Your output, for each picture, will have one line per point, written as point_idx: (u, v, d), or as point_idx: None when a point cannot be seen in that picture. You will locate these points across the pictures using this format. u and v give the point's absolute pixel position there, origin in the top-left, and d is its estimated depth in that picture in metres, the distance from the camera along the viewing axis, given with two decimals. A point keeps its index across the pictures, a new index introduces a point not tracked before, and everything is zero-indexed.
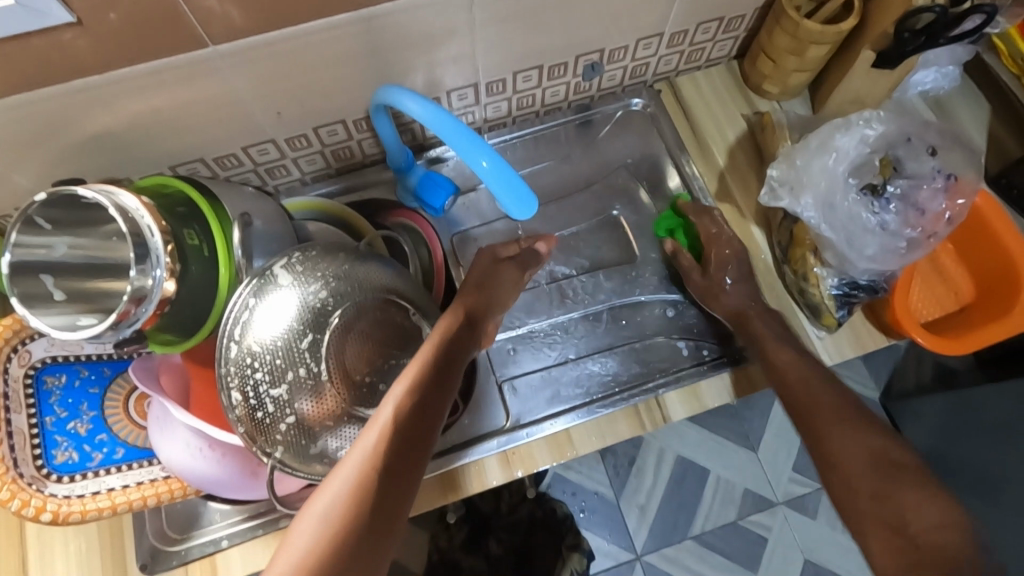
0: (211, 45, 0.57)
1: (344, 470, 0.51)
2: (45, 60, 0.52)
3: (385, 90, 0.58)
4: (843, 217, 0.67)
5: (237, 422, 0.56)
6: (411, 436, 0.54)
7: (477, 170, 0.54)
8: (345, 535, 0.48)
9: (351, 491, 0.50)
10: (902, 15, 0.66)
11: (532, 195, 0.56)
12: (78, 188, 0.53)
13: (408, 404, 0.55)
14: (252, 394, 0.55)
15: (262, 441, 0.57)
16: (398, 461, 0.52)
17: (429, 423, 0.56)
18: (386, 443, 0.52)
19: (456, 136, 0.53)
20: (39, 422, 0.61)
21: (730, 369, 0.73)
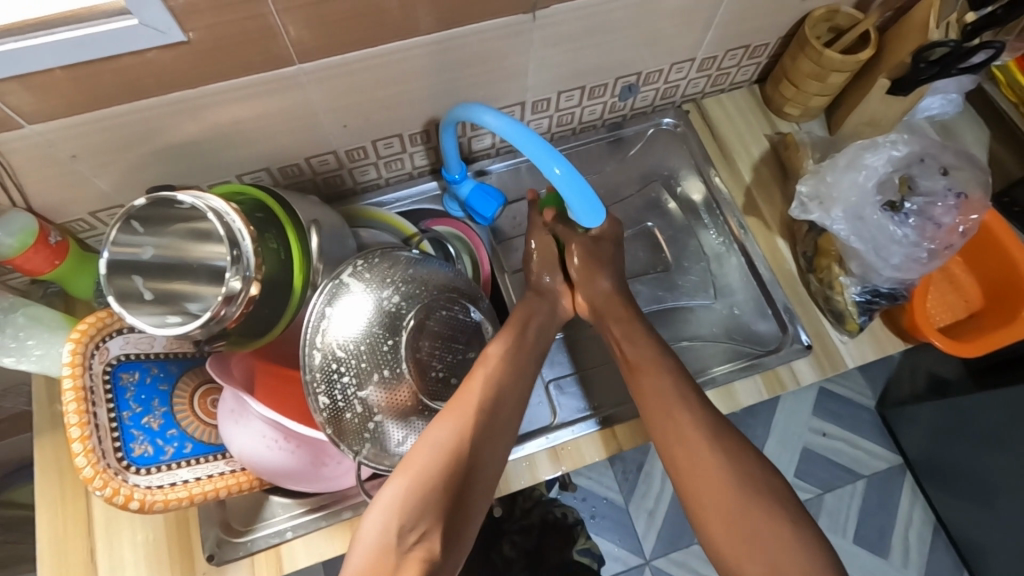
0: (297, 62, 0.61)
1: (449, 416, 0.60)
2: (150, 74, 0.56)
3: (462, 108, 0.63)
4: (869, 228, 0.73)
5: (325, 424, 0.59)
6: (501, 396, 0.64)
7: (551, 177, 0.58)
8: (449, 475, 0.57)
9: (455, 441, 0.58)
10: (918, 47, 0.73)
11: (597, 199, 0.60)
12: (177, 194, 0.57)
13: (501, 368, 0.65)
14: (340, 397, 0.59)
15: (348, 439, 0.61)
16: (490, 421, 0.62)
17: (512, 390, 0.65)
18: (483, 402, 0.62)
19: (532, 147, 0.57)
20: (118, 416, 0.64)
21: (761, 370, 0.77)
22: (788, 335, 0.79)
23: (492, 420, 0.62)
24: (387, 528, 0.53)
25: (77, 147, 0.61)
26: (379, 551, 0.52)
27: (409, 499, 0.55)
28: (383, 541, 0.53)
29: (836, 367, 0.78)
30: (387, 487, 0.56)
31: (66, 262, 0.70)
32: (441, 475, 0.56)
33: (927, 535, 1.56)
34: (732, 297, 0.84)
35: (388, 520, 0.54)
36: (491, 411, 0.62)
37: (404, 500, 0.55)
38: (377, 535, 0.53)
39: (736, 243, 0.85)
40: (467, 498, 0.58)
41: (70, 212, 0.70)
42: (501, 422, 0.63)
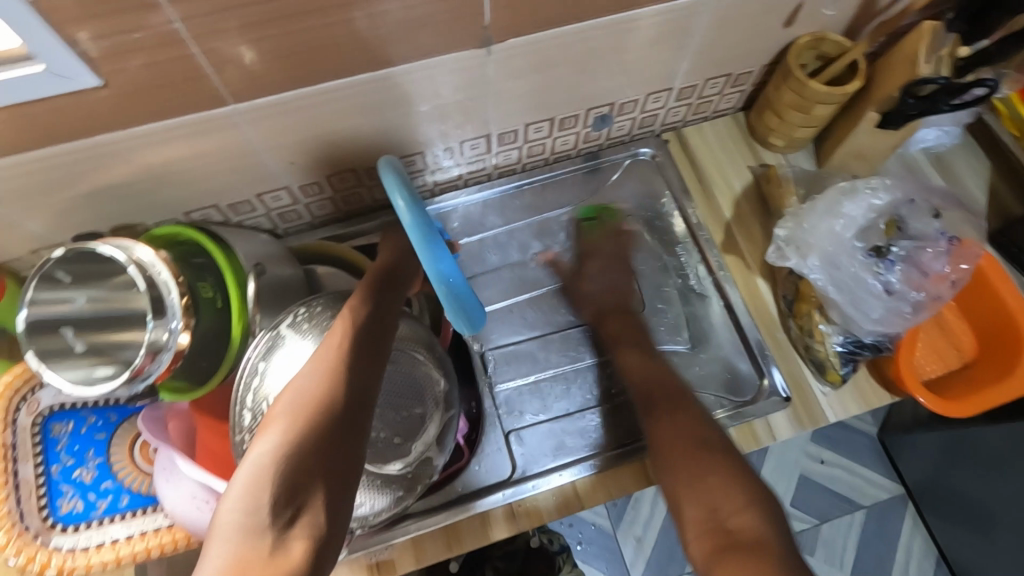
0: (232, 102, 0.58)
1: (316, 372, 0.50)
2: (70, 117, 0.53)
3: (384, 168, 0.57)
4: (848, 278, 0.68)
5: None
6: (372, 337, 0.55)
7: (441, 286, 0.55)
8: (320, 432, 0.47)
9: (320, 391, 0.49)
10: (906, 83, 0.68)
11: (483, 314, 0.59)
12: (96, 244, 0.54)
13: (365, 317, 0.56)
14: None
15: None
16: (363, 366, 0.52)
17: (386, 331, 0.57)
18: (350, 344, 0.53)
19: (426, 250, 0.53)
20: (45, 471, 0.62)
21: (737, 423, 0.73)
22: (765, 385, 0.74)
23: (368, 366, 0.53)
24: (249, 512, 0.42)
25: (1, 191, 0.58)
26: (245, 539, 0.41)
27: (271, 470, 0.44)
28: (249, 523, 0.42)
29: (816, 421, 0.73)
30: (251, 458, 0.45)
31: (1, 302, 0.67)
32: (308, 436, 0.46)
33: (928, 570, 1.50)
34: (712, 343, 0.79)
35: (254, 497, 0.43)
36: (360, 353, 0.53)
37: (267, 471, 0.44)
38: (240, 521, 0.42)
39: (716, 283, 0.80)
40: (351, 445, 0.48)
41: (8, 252, 0.67)
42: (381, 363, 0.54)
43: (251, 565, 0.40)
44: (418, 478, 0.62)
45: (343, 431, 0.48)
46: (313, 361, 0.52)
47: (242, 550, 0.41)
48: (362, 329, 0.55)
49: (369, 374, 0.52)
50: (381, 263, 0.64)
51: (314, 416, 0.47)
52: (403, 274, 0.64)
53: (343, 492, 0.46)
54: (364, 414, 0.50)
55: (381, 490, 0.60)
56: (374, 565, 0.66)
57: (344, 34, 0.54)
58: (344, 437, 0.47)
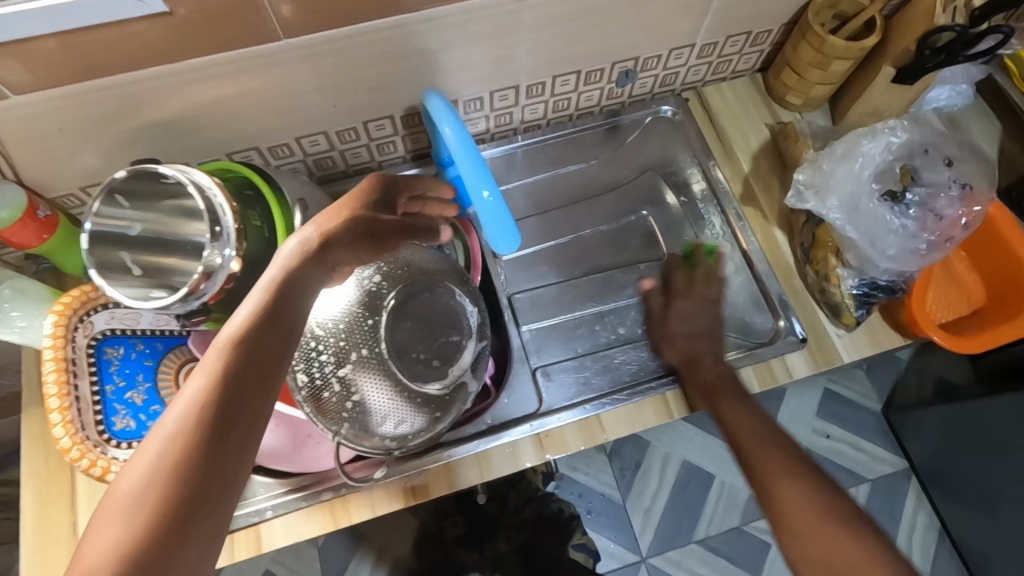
0: (283, 38, 0.61)
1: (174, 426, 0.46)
2: (132, 45, 0.56)
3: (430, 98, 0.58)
4: (865, 219, 0.71)
5: (303, 402, 0.61)
6: (244, 387, 0.49)
7: (479, 200, 0.53)
8: (168, 498, 0.44)
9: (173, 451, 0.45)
10: (923, 33, 0.71)
11: (519, 235, 0.55)
12: (159, 166, 0.57)
13: (243, 341, 0.50)
14: (318, 374, 0.61)
15: (328, 417, 0.62)
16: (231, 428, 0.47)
17: (267, 371, 0.50)
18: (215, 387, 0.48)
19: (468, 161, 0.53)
20: (101, 390, 0.64)
21: (755, 363, 0.76)
22: (782, 327, 0.77)
23: (238, 423, 0.48)
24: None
25: (63, 120, 0.61)
26: None
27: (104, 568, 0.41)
28: None
29: (830, 362, 0.76)
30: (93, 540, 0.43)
31: (55, 236, 0.70)
32: (153, 508, 0.44)
33: (930, 542, 1.52)
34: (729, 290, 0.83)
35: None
36: (226, 397, 0.48)
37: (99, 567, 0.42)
38: None
39: (733, 232, 0.83)
40: (203, 508, 0.45)
41: (61, 187, 0.70)
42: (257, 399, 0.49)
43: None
44: (451, 403, 0.65)
45: (196, 514, 0.45)
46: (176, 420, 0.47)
47: None
48: (232, 379, 0.48)
49: (238, 433, 0.47)
50: (279, 271, 0.53)
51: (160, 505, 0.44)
52: (328, 259, 0.55)
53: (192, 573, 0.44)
54: (224, 466, 0.47)
55: (420, 409, 0.63)
56: (410, 489, 0.70)
57: None
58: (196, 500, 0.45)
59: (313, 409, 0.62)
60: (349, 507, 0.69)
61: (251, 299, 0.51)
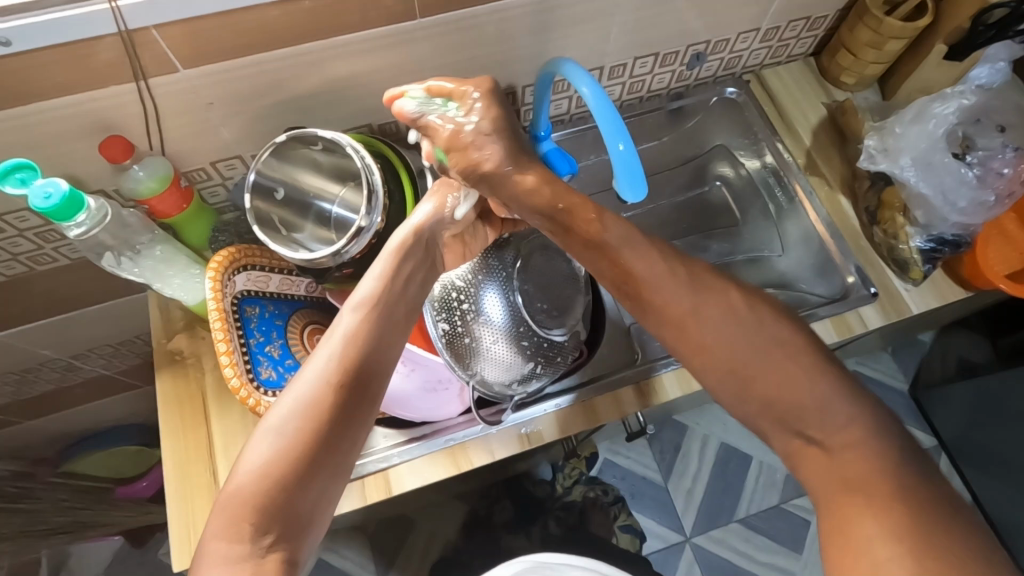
0: (419, 17, 0.67)
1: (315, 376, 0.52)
2: (294, 20, 0.62)
3: (561, 63, 0.62)
4: (937, 174, 0.79)
5: (444, 348, 0.67)
6: (370, 354, 0.55)
7: (612, 152, 0.58)
8: (309, 437, 0.50)
9: (316, 396, 0.52)
10: (977, 12, 0.78)
11: (644, 183, 0.60)
12: (318, 129, 0.63)
13: (370, 312, 0.56)
14: (459, 323, 0.67)
15: (465, 364, 0.68)
16: (361, 384, 0.54)
17: (389, 338, 0.57)
18: (349, 348, 0.54)
19: (606, 115, 0.58)
20: (246, 342, 0.69)
21: (833, 316, 0.82)
22: (853, 283, 0.83)
23: (366, 380, 0.54)
24: (246, 502, 0.48)
25: (215, 93, 0.67)
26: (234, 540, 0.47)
27: (254, 490, 0.48)
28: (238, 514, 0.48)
29: (901, 313, 0.82)
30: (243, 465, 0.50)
31: (190, 207, 0.76)
32: (296, 444, 0.50)
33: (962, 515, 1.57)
34: (797, 252, 0.90)
35: (242, 495, 0.48)
36: (361, 358, 0.54)
37: (247, 491, 0.48)
38: (228, 521, 0.48)
39: (801, 199, 0.90)
40: (335, 452, 0.52)
41: (194, 160, 0.75)
42: (383, 367, 0.56)
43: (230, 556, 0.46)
44: (568, 349, 0.72)
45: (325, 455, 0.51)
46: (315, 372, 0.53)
47: (232, 547, 0.47)
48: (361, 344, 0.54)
49: (366, 392, 0.54)
50: (397, 251, 0.60)
51: (301, 444, 0.50)
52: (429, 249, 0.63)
53: (319, 504, 0.51)
54: (353, 422, 0.53)
55: (544, 355, 0.70)
56: (524, 436, 0.75)
57: None
58: (329, 445, 0.51)
59: (450, 356, 0.68)
60: (469, 452, 0.74)
61: (380, 272, 0.58)
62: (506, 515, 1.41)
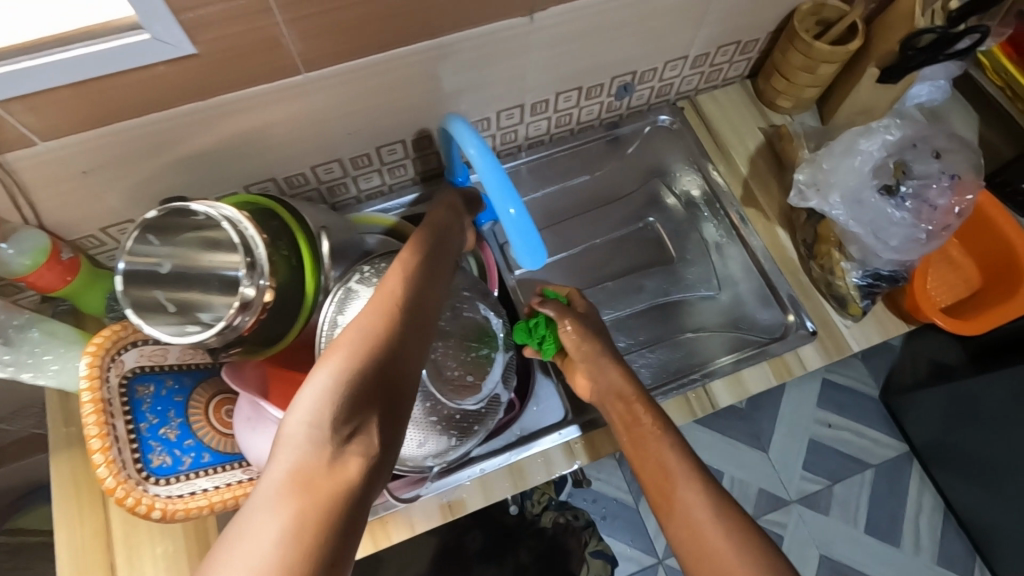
0: (305, 72, 0.63)
1: (379, 299, 0.53)
2: (160, 85, 0.57)
3: (452, 122, 0.61)
4: (868, 212, 0.75)
5: None
6: (422, 288, 0.56)
7: (504, 217, 0.57)
8: (380, 351, 0.49)
9: (378, 318, 0.51)
10: (906, 36, 0.75)
11: (544, 249, 0.58)
12: (192, 203, 0.59)
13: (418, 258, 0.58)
14: None
15: None
16: (401, 350, 0.51)
17: (419, 315, 0.54)
18: (407, 281, 0.55)
19: (494, 180, 0.56)
20: (135, 427, 0.64)
21: (770, 358, 0.78)
22: (792, 322, 0.80)
23: (409, 344, 0.52)
24: (323, 413, 0.45)
25: (87, 163, 0.62)
26: (308, 452, 0.43)
27: (338, 391, 0.46)
28: (312, 438, 0.44)
29: (842, 351, 0.79)
30: (293, 414, 0.45)
31: (78, 277, 0.70)
32: (368, 358, 0.48)
33: (938, 521, 1.48)
34: (737, 288, 0.86)
35: (320, 405, 0.45)
36: (421, 292, 0.55)
37: (331, 390, 0.46)
38: (305, 430, 0.44)
39: (736, 233, 0.87)
40: (405, 373, 0.50)
41: (80, 228, 0.70)
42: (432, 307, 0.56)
43: (312, 477, 0.42)
44: (485, 416, 0.68)
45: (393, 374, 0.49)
46: (377, 299, 0.53)
47: (306, 457, 0.43)
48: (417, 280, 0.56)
49: (422, 320, 0.54)
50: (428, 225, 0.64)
51: (377, 350, 0.49)
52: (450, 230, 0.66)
53: (393, 428, 0.48)
54: (416, 349, 0.52)
55: (456, 428, 0.65)
56: (446, 505, 0.71)
57: (400, 9, 0.60)
58: (396, 362, 0.50)
59: None
60: (388, 527, 0.70)
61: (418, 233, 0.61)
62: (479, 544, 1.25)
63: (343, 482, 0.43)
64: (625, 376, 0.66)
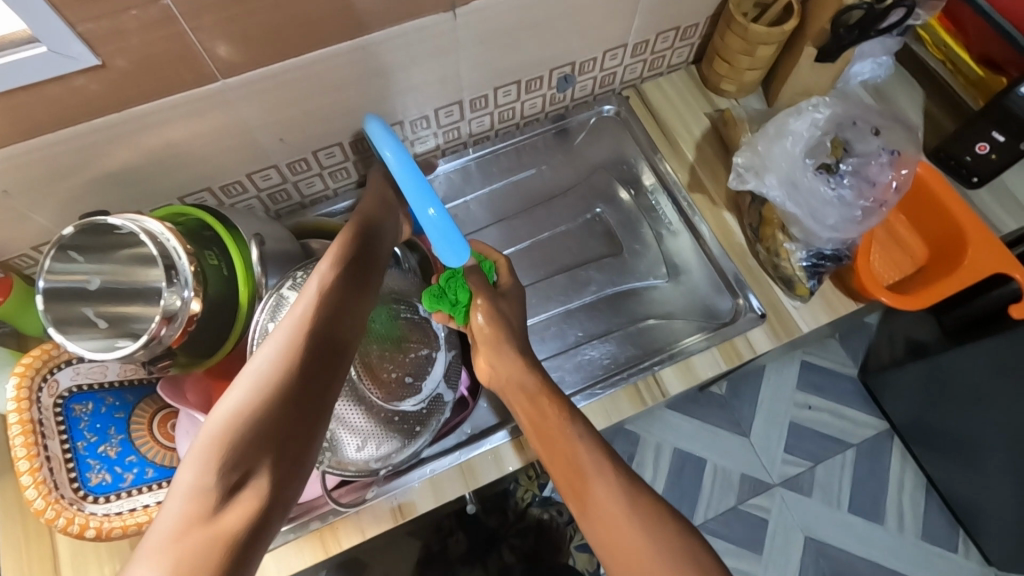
0: (222, 78, 0.62)
1: (283, 334, 0.52)
2: (70, 100, 0.56)
3: (369, 122, 0.61)
4: (804, 193, 0.75)
5: None
6: (332, 320, 0.54)
7: (424, 218, 0.54)
8: (279, 390, 0.48)
9: (281, 354, 0.50)
10: (836, 14, 0.74)
11: (468, 247, 0.55)
12: (108, 217, 0.57)
13: (331, 281, 0.57)
14: None
15: None
16: (310, 385, 0.50)
17: (337, 347, 0.54)
18: (315, 313, 0.54)
19: (411, 184, 0.55)
20: (72, 447, 0.63)
21: (718, 343, 0.78)
22: (742, 306, 0.80)
23: (314, 380, 0.50)
24: (213, 459, 0.44)
25: (9, 183, 0.61)
26: (193, 501, 0.42)
27: (230, 435, 0.45)
28: (196, 488, 0.43)
29: (790, 332, 0.79)
30: (182, 466, 0.44)
31: (11, 300, 0.69)
32: (265, 401, 0.47)
33: (920, 498, 1.47)
34: (687, 275, 0.86)
35: (209, 453, 0.45)
36: (329, 321, 0.54)
37: (223, 435, 0.45)
38: (192, 479, 0.43)
39: (685, 219, 0.87)
40: (309, 409, 0.49)
41: (12, 248, 0.70)
42: (346, 335, 0.55)
43: (191, 530, 0.41)
44: (430, 418, 0.68)
45: (296, 411, 0.48)
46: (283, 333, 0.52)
47: (189, 509, 0.42)
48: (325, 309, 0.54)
49: (332, 352, 0.53)
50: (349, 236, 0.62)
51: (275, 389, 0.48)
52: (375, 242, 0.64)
53: (294, 464, 0.47)
54: (323, 384, 0.51)
55: (401, 429, 0.66)
56: (397, 508, 0.70)
57: (312, 12, 0.59)
58: (299, 399, 0.49)
59: None
60: (338, 533, 0.69)
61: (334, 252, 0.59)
62: (462, 548, 1.25)
63: (222, 533, 0.42)
64: (525, 367, 0.65)
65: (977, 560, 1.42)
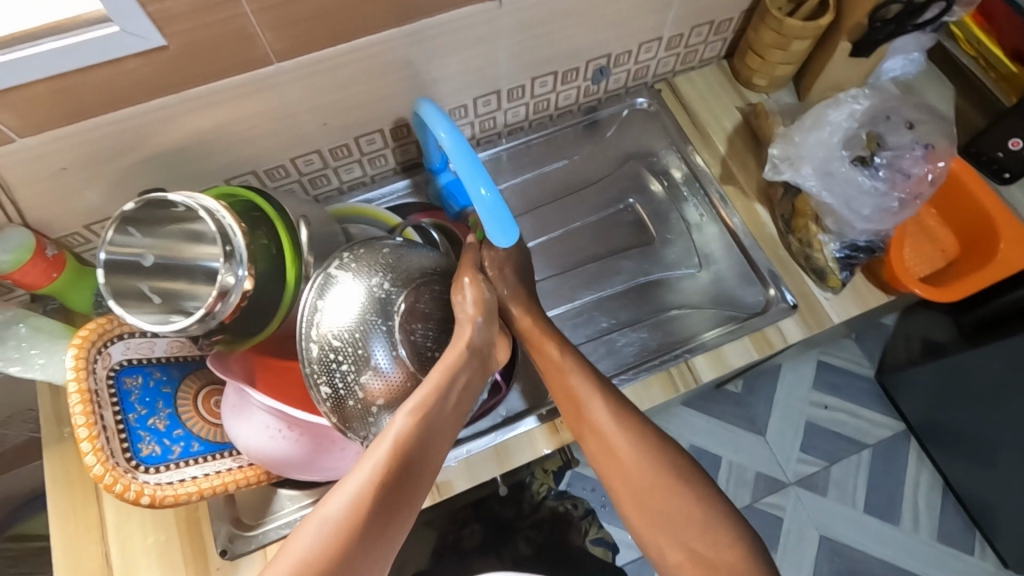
0: (276, 62, 0.64)
1: (378, 453, 0.55)
2: (134, 80, 0.58)
3: (423, 104, 0.63)
4: (840, 183, 0.76)
5: (329, 413, 0.62)
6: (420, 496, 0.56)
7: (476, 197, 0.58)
8: (365, 509, 0.52)
9: (373, 473, 0.53)
10: (872, 9, 0.75)
11: (517, 227, 0.59)
12: (168, 194, 0.59)
13: (428, 405, 0.58)
14: (342, 385, 0.62)
15: (355, 427, 0.63)
16: (392, 496, 0.53)
17: (428, 461, 0.57)
18: (410, 435, 0.56)
19: (465, 162, 0.57)
20: (124, 418, 0.65)
21: (750, 332, 0.79)
22: (772, 296, 0.81)
23: (397, 500, 0.54)
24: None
25: (69, 159, 0.63)
26: None
27: (317, 553, 0.49)
28: None
29: (821, 322, 0.80)
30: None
31: (64, 274, 0.71)
32: (350, 520, 0.51)
33: (936, 499, 1.47)
34: (717, 266, 0.87)
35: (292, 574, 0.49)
36: (421, 443, 0.56)
37: (311, 555, 0.49)
38: None
39: (717, 211, 0.88)
40: (387, 528, 0.53)
41: (65, 225, 0.72)
42: (434, 446, 0.57)
43: None
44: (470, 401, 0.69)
45: (377, 529, 0.52)
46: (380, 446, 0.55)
47: None
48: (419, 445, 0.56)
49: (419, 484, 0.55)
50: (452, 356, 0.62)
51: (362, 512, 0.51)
52: (477, 349, 0.64)
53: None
54: (404, 499, 0.54)
55: None
56: (434, 486, 0.72)
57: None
58: (379, 515, 0.52)
59: (338, 418, 0.63)
60: None
61: (433, 383, 0.59)
62: (478, 539, 1.18)
63: None
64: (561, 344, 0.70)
65: (993, 562, 1.42)
